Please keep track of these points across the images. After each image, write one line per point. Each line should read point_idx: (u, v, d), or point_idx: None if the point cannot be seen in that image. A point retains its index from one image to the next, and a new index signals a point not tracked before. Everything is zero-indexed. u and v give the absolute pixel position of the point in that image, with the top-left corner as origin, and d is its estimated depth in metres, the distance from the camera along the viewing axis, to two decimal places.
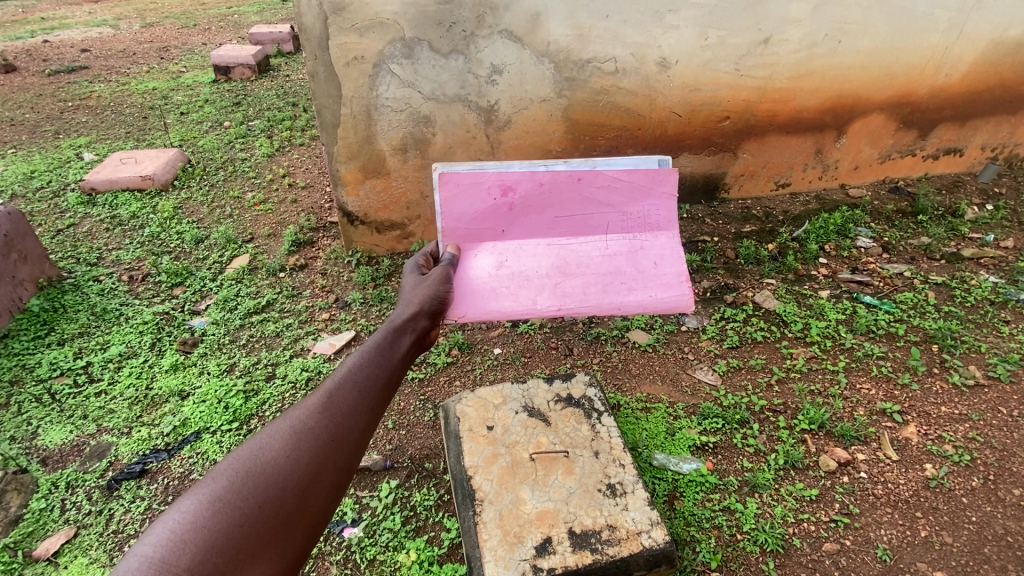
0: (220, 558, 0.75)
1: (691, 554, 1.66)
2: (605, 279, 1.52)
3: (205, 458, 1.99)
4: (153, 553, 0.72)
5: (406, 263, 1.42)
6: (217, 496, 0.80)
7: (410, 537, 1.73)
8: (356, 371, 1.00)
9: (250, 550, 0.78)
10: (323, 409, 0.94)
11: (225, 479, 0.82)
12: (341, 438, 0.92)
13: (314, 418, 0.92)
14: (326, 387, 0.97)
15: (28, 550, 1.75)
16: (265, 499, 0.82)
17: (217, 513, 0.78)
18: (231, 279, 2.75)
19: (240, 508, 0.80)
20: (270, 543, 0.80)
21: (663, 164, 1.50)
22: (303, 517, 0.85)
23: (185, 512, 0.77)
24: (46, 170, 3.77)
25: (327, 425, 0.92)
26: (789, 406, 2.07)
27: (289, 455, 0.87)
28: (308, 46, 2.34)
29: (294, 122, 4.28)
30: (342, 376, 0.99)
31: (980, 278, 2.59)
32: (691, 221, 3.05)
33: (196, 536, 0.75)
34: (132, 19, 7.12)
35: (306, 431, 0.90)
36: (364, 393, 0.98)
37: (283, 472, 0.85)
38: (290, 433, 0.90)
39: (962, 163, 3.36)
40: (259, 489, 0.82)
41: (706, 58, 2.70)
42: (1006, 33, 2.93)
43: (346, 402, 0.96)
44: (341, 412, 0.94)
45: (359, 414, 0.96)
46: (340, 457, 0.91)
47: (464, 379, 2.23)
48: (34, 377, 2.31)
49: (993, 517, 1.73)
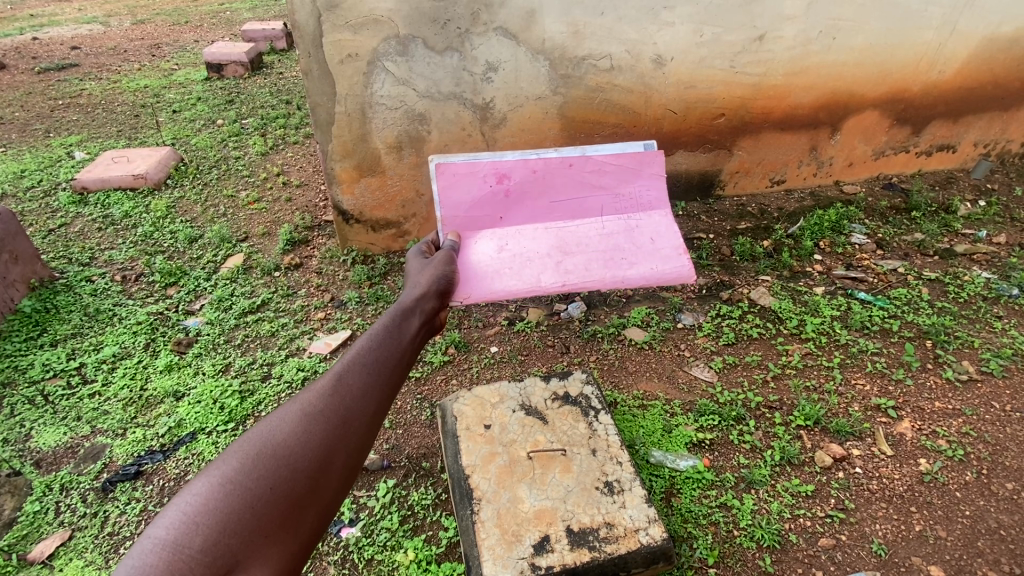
0: (233, 539, 0.74)
1: (688, 550, 1.67)
2: (602, 256, 1.50)
3: (201, 459, 1.98)
4: (166, 535, 0.72)
5: (410, 251, 1.41)
6: (228, 477, 0.79)
7: (407, 537, 1.72)
8: (367, 354, 0.99)
9: (262, 530, 0.77)
10: (332, 390, 0.93)
11: (236, 460, 0.81)
12: (352, 420, 0.91)
13: (323, 399, 0.91)
14: (335, 370, 0.95)
15: (22, 553, 1.74)
16: (275, 480, 0.81)
17: (229, 495, 0.77)
18: (226, 278, 2.73)
19: (251, 488, 0.79)
20: (281, 523, 0.80)
21: (649, 146, 1.51)
22: (314, 498, 0.84)
23: (198, 493, 0.76)
24: (36, 169, 3.73)
25: (336, 407, 0.91)
26: (785, 402, 2.08)
27: (300, 435, 0.86)
28: (301, 44, 2.32)
29: (287, 120, 4.25)
30: (352, 359, 0.98)
31: (972, 274, 2.61)
32: (685, 218, 3.05)
33: (208, 518, 0.74)
34: (122, 16, 7.04)
35: (315, 414, 0.89)
36: (373, 375, 0.97)
37: (294, 452, 0.84)
38: (300, 415, 0.88)
39: (955, 159, 3.38)
40: (270, 470, 0.81)
41: (701, 55, 2.70)
42: (999, 29, 2.94)
43: (355, 384, 0.94)
44: (352, 396, 0.93)
45: (369, 395, 0.95)
46: (350, 439, 0.90)
47: (460, 378, 2.23)
48: (27, 379, 2.29)
49: (986, 510, 1.74)
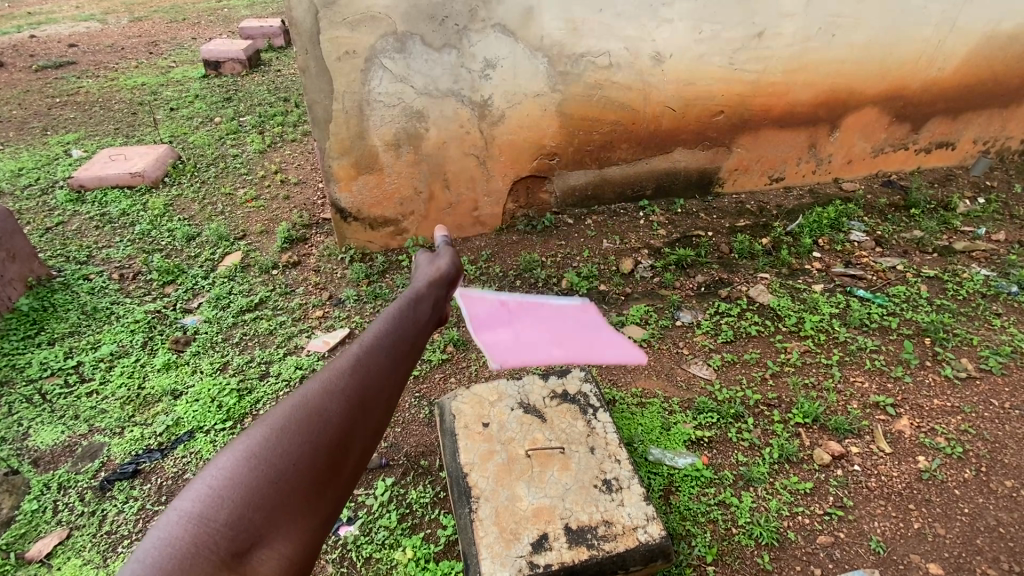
0: (256, 513, 0.71)
1: (686, 548, 1.67)
2: (586, 342, 1.77)
3: (199, 458, 1.98)
4: (191, 508, 0.70)
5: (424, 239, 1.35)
6: (251, 452, 0.74)
7: (405, 535, 1.72)
8: (392, 321, 0.91)
9: (287, 505, 0.73)
10: (357, 358, 0.85)
11: (259, 434, 0.76)
12: (378, 390, 0.84)
13: (347, 368, 0.84)
14: (361, 341, 0.87)
15: (20, 552, 1.74)
16: (300, 453, 0.76)
17: (252, 470, 0.73)
18: (223, 277, 2.73)
19: (274, 462, 0.74)
20: (307, 498, 0.74)
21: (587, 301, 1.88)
22: (338, 475, 0.78)
23: (222, 468, 0.73)
24: (33, 167, 3.72)
25: (361, 377, 0.83)
26: (784, 400, 2.08)
27: (323, 406, 0.80)
28: (298, 41, 2.30)
29: (285, 117, 4.24)
30: (379, 328, 0.90)
31: (971, 271, 2.61)
32: (684, 216, 3.04)
33: (233, 492, 0.71)
34: (119, 13, 7.01)
35: (338, 388, 0.82)
36: (399, 343, 0.89)
37: (318, 424, 0.78)
38: (324, 387, 0.81)
39: (954, 156, 3.37)
40: (293, 445, 0.76)
41: (700, 52, 2.69)
42: (999, 26, 2.94)
43: (381, 352, 0.87)
44: (379, 365, 0.85)
45: (395, 369, 0.86)
46: (376, 410, 0.83)
47: (459, 376, 2.23)
48: (24, 378, 2.28)
49: (985, 508, 1.74)
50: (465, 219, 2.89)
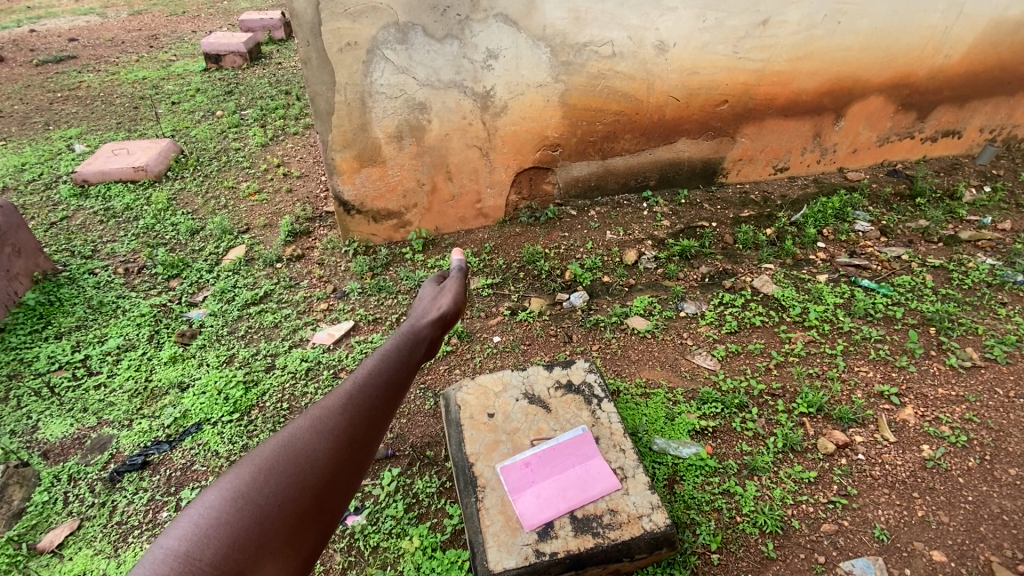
0: (240, 554, 0.75)
1: (691, 536, 1.69)
2: (574, 482, 1.70)
3: (206, 449, 1.99)
4: (177, 546, 0.73)
5: (426, 280, 1.56)
6: (238, 492, 0.80)
7: (412, 524, 1.74)
8: (377, 375, 1.01)
9: (268, 546, 0.78)
10: (343, 408, 0.94)
11: (247, 475, 0.82)
12: (360, 440, 0.92)
13: (334, 417, 0.92)
14: (346, 387, 0.97)
15: (30, 543, 1.76)
16: (284, 497, 0.82)
17: (239, 510, 0.78)
18: (228, 270, 2.73)
19: (259, 505, 0.80)
20: (285, 542, 0.80)
21: (576, 432, 1.82)
22: (318, 515, 0.85)
23: (208, 507, 0.78)
24: (36, 162, 3.73)
25: (345, 427, 0.92)
26: (788, 390, 2.08)
27: (308, 453, 0.87)
28: (298, 33, 2.28)
29: (286, 111, 4.24)
30: (366, 371, 1.01)
31: (977, 261, 2.60)
32: (688, 206, 3.03)
33: (219, 532, 0.75)
34: (119, 6, 6.96)
35: (325, 430, 0.90)
36: (383, 397, 0.98)
37: (301, 469, 0.85)
38: (311, 430, 0.90)
39: (960, 145, 3.35)
40: (278, 487, 0.82)
41: (704, 41, 2.68)
42: (1007, 12, 2.90)
43: (365, 403, 0.96)
44: (363, 407, 0.95)
45: (377, 414, 0.96)
46: (355, 460, 0.91)
47: (463, 368, 2.24)
48: (33, 371, 2.30)
49: (988, 495, 1.75)
50: (468, 211, 2.89)
